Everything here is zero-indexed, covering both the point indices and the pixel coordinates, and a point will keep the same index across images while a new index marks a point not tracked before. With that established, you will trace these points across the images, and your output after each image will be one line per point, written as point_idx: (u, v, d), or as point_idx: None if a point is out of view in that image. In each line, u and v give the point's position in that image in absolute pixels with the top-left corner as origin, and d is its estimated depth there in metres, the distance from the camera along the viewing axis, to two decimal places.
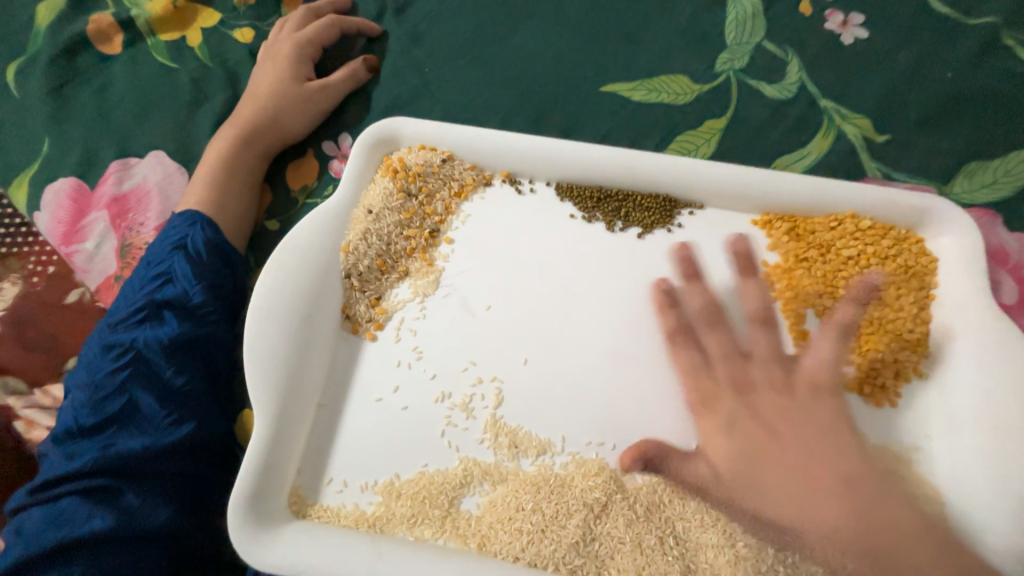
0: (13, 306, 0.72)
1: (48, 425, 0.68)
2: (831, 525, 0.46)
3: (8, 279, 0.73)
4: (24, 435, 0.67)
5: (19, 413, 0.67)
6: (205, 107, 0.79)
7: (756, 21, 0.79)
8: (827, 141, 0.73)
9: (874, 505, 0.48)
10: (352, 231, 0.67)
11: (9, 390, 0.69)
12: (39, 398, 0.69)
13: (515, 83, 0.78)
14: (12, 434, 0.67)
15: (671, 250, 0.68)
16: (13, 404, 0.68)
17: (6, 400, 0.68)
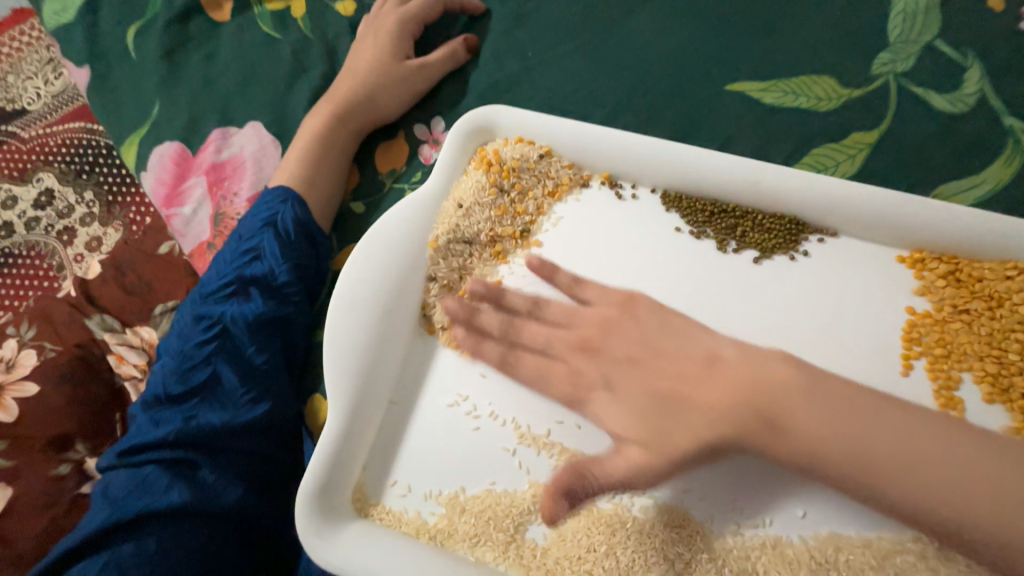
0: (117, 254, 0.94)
1: (134, 362, 0.83)
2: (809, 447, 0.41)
3: (115, 225, 0.99)
4: (115, 367, 0.82)
5: (113, 349, 0.83)
6: (303, 80, 0.78)
7: (929, 14, 0.66)
8: (1008, 169, 0.60)
9: (863, 428, 0.41)
10: (439, 225, 0.63)
11: (107, 327, 0.86)
12: (130, 338, 0.85)
13: (626, 75, 0.70)
14: (106, 365, 0.82)
15: (792, 282, 0.59)
16: (110, 339, 0.85)
17: (105, 334, 0.85)
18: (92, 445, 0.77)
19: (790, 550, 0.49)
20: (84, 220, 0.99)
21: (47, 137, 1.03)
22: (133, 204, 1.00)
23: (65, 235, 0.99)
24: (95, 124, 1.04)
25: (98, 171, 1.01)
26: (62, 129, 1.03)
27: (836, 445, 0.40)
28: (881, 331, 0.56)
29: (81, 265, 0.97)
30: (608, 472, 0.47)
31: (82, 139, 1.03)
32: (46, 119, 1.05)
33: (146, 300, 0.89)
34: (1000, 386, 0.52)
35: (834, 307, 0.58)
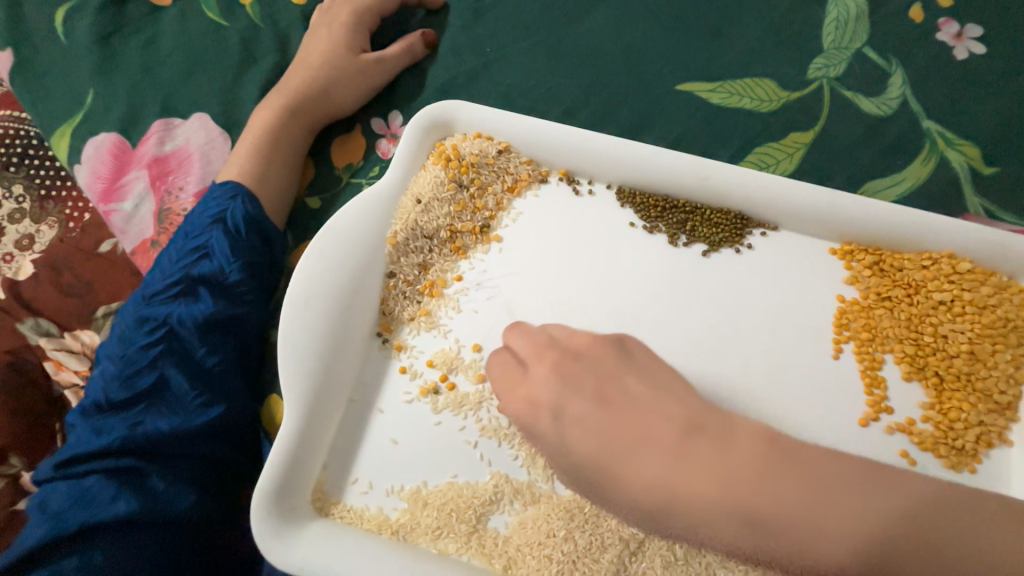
0: (53, 253, 0.87)
1: (74, 368, 0.79)
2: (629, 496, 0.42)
3: (50, 222, 0.90)
4: (53, 375, 0.78)
5: (50, 355, 0.78)
6: (254, 70, 0.75)
7: (859, 23, 0.71)
8: (925, 168, 0.65)
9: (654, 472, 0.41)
10: (397, 221, 0.63)
11: (44, 331, 0.80)
12: (68, 342, 0.80)
13: (582, 72, 0.72)
14: (43, 372, 0.78)
15: (736, 273, 0.63)
16: (46, 344, 0.80)
17: (40, 340, 0.80)
18: (28, 459, 0.73)
19: None
20: (13, 216, 0.90)
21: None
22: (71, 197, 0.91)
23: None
24: (22, 112, 0.96)
25: (28, 163, 0.93)
26: None
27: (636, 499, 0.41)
28: (816, 318, 0.61)
29: (10, 265, 0.88)
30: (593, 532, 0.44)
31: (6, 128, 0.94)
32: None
33: (85, 301, 0.83)
34: (916, 365, 0.58)
35: (774, 296, 0.62)
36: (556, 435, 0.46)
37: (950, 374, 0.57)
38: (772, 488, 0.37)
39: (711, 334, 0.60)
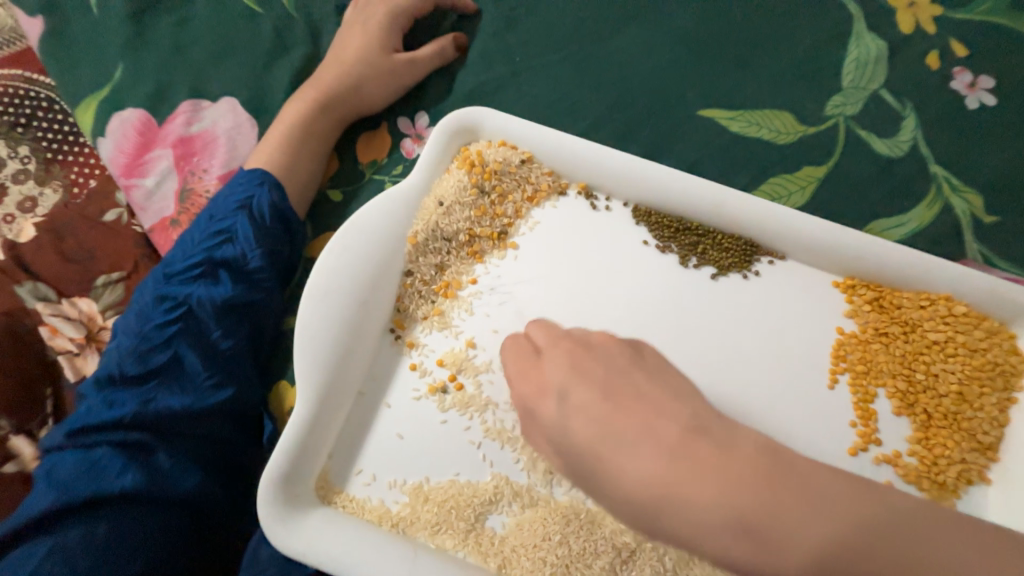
0: (59, 216, 0.87)
1: (68, 335, 0.79)
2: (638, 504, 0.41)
3: (53, 185, 0.89)
4: (48, 339, 0.79)
5: (45, 320, 0.79)
6: (285, 59, 0.76)
7: (877, 65, 0.73)
8: (929, 211, 0.68)
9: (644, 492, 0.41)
10: (417, 221, 0.64)
11: (41, 295, 0.81)
12: (65, 309, 0.80)
13: (607, 90, 0.74)
14: (37, 336, 0.78)
15: (742, 299, 0.65)
16: (42, 308, 0.80)
17: (37, 304, 0.80)
18: (14, 422, 0.74)
19: None
20: (18, 176, 0.90)
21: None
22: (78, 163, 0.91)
23: None
24: (33, 74, 0.96)
25: (35, 125, 0.93)
26: None
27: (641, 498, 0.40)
28: (813, 348, 0.63)
29: (10, 226, 0.87)
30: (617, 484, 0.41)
31: (17, 88, 0.94)
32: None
33: (86, 269, 0.83)
34: (907, 401, 0.60)
35: (776, 325, 0.64)
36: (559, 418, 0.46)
37: (938, 412, 0.59)
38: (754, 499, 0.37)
39: (710, 356, 0.62)
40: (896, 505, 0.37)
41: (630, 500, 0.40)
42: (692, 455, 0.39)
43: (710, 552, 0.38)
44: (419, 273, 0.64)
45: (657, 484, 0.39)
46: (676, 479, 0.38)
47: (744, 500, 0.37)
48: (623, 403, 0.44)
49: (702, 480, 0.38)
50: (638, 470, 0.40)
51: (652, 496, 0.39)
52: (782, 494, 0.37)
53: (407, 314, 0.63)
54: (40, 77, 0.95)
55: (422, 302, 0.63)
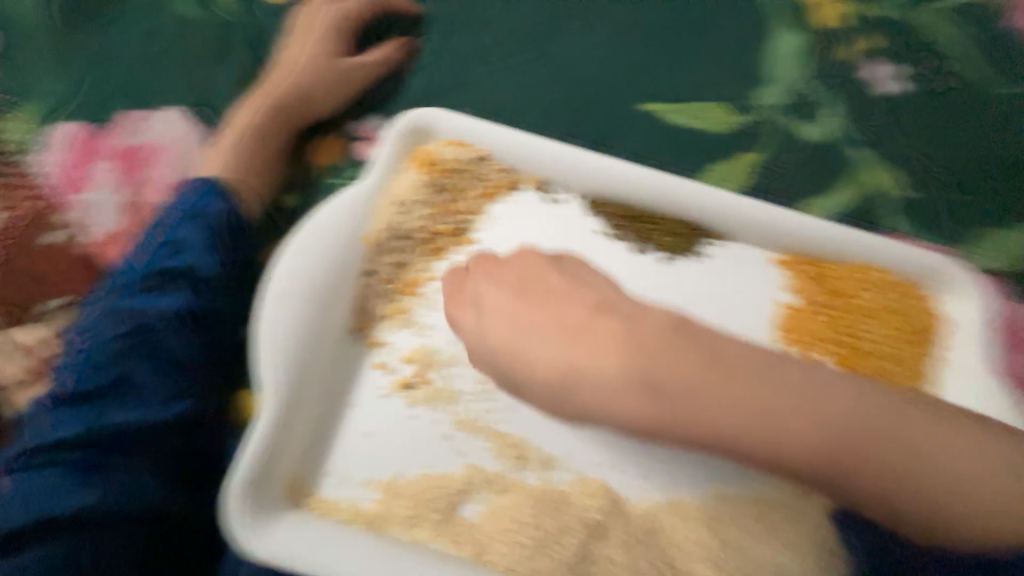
0: None
1: None
2: (548, 372, 0.57)
3: None
4: None
5: None
6: (231, 66, 0.75)
7: (803, 56, 0.79)
8: (858, 190, 0.73)
9: (581, 363, 0.56)
10: (376, 221, 0.65)
11: None
12: None
13: (556, 88, 0.77)
14: None
15: (693, 279, 0.69)
16: None
17: None
18: None
19: (686, 507, 0.58)
20: None
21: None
22: None
23: None
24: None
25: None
26: None
27: (544, 363, 0.58)
28: (760, 322, 0.67)
29: None
30: (532, 369, 0.58)
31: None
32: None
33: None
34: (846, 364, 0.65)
35: (724, 301, 0.68)
36: (475, 330, 0.61)
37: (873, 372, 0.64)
38: (644, 364, 0.54)
39: None
40: (818, 396, 0.51)
41: (546, 386, 0.58)
42: (604, 345, 0.56)
43: (627, 412, 0.54)
44: (381, 273, 0.64)
45: (541, 364, 0.58)
46: (581, 361, 0.56)
47: (641, 368, 0.54)
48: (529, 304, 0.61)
49: (603, 360, 0.55)
50: (547, 358, 0.58)
51: (556, 373, 0.57)
52: (728, 386, 0.52)
53: (370, 314, 0.63)
54: None
55: (385, 302, 0.64)
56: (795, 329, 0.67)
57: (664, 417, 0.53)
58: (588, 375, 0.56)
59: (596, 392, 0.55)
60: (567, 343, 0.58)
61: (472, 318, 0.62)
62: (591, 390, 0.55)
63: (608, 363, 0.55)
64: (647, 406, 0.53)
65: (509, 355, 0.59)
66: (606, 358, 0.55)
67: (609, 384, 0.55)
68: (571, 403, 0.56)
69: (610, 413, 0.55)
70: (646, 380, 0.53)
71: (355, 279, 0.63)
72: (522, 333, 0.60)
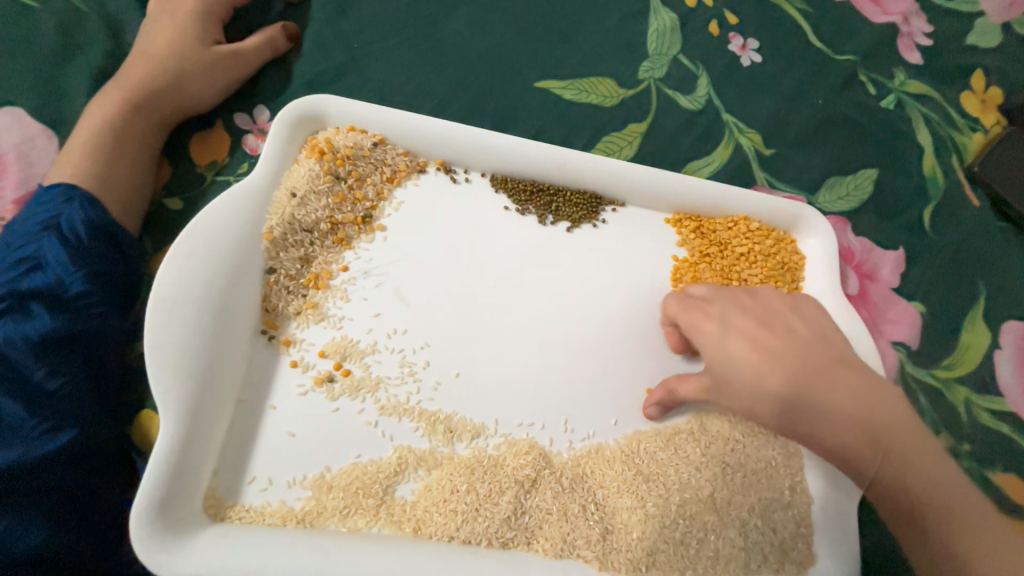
0: None
1: None
2: (750, 398, 0.59)
3: None
4: None
5: None
6: (79, 59, 0.67)
7: (673, 33, 0.87)
8: (727, 150, 0.83)
9: (828, 406, 0.56)
10: (271, 215, 0.61)
11: None
12: None
13: (448, 68, 0.77)
14: None
15: (594, 245, 0.74)
16: None
17: None
18: None
19: (608, 450, 0.64)
20: None
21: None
22: None
23: None
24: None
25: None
26: None
27: (815, 407, 0.56)
28: (656, 277, 0.74)
29: None
30: (828, 408, 0.56)
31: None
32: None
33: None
34: None
35: (624, 261, 0.74)
36: (718, 337, 0.61)
37: None
38: (880, 409, 0.55)
39: (579, 297, 0.70)
40: (888, 420, 0.55)
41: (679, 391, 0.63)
42: (822, 372, 0.57)
43: (838, 444, 0.56)
44: (285, 269, 0.62)
45: (709, 381, 0.61)
46: (752, 369, 0.59)
47: (822, 402, 0.56)
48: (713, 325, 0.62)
49: (839, 393, 0.56)
50: (741, 374, 0.59)
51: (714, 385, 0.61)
52: (785, 370, 0.58)
53: (278, 312, 0.61)
54: None
55: (291, 299, 0.61)
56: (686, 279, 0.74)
57: (868, 455, 0.55)
58: (826, 415, 0.56)
59: (845, 424, 0.55)
60: (777, 370, 0.58)
61: (715, 328, 0.63)
62: (823, 422, 0.56)
63: (823, 390, 0.56)
64: (866, 444, 0.55)
65: (746, 390, 0.59)
66: (840, 381, 0.57)
67: (851, 418, 0.55)
68: (814, 415, 0.56)
69: (757, 398, 0.59)
70: (870, 426, 0.55)
71: (257, 277, 0.60)
72: (798, 355, 0.58)
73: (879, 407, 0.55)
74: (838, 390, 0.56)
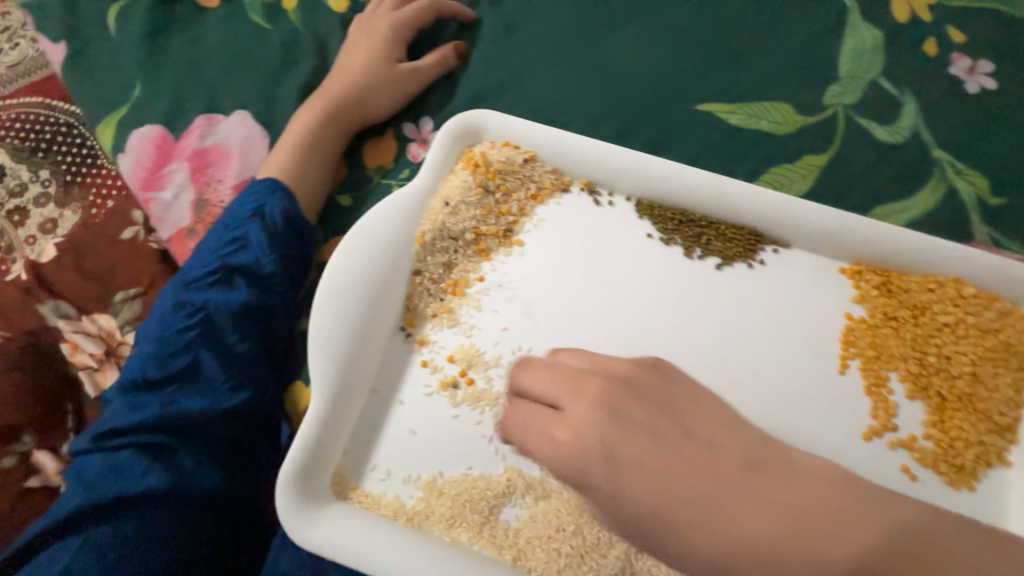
0: (74, 237, 0.94)
1: (87, 351, 0.86)
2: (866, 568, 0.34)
3: (73, 206, 0.96)
4: (70, 355, 0.86)
5: (67, 337, 0.86)
6: (293, 73, 0.79)
7: (874, 53, 0.74)
8: (934, 195, 0.68)
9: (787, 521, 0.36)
10: (425, 221, 0.65)
11: (64, 314, 0.88)
12: (86, 326, 0.87)
13: (606, 88, 0.76)
14: (61, 352, 0.86)
15: (746, 288, 0.66)
16: (65, 326, 0.87)
17: (60, 322, 0.87)
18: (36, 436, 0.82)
19: None
20: (40, 199, 0.98)
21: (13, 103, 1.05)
22: (96, 183, 0.98)
23: (15, 215, 0.98)
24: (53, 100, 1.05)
25: (54, 148, 1.01)
26: (19, 102, 1.05)
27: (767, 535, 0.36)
28: (820, 335, 0.63)
29: (33, 247, 0.95)
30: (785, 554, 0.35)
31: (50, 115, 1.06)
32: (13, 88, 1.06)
33: (107, 287, 0.90)
34: (920, 384, 0.60)
35: (781, 311, 0.64)
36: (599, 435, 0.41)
37: (952, 394, 0.59)
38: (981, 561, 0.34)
39: (719, 345, 0.64)
40: None
41: (627, 519, 0.39)
42: (829, 502, 0.37)
43: None
44: (431, 272, 0.65)
45: (649, 496, 0.38)
46: (682, 486, 0.38)
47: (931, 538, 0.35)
48: (618, 409, 0.42)
49: (780, 504, 0.37)
50: (638, 492, 0.39)
51: (645, 509, 0.38)
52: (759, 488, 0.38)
53: (417, 311, 0.64)
54: (59, 103, 1.04)
55: (430, 303, 0.64)
56: (861, 342, 0.62)
57: None
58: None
59: None
60: (710, 475, 0.38)
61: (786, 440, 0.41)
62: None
63: (767, 489, 0.37)
64: None
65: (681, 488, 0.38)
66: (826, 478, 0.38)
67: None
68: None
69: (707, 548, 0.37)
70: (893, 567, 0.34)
71: (405, 276, 0.64)
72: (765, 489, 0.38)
73: (912, 519, 0.36)
74: (783, 499, 0.37)
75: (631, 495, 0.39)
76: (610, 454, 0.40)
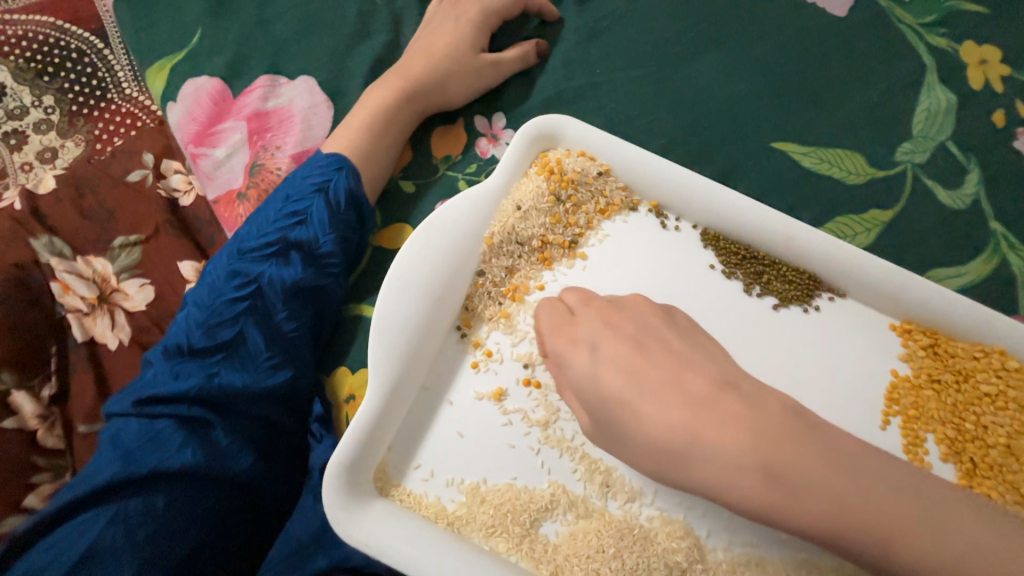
0: (77, 171, 0.85)
1: (79, 294, 0.77)
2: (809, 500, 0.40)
3: (77, 139, 0.99)
4: (58, 297, 0.76)
5: (58, 277, 0.76)
6: (365, 44, 0.75)
7: (948, 115, 0.73)
8: (986, 266, 0.69)
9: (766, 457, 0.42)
10: (495, 222, 0.65)
11: (55, 251, 0.78)
12: (80, 268, 0.78)
13: (684, 111, 0.75)
14: (48, 292, 0.76)
15: (803, 332, 0.66)
16: (56, 265, 0.78)
17: (51, 259, 0.77)
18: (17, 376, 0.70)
19: (771, 568, 0.53)
20: (40, 125, 1.00)
21: (54, 32, 1.02)
22: (104, 121, 0.99)
23: (13, 138, 1.00)
24: (64, 22, 1.03)
25: (81, 82, 1.01)
26: (27, 19, 1.02)
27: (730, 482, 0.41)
28: (868, 388, 0.64)
29: (28, 174, 0.98)
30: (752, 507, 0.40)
31: (86, 48, 1.02)
32: (52, 15, 1.02)
33: (104, 228, 0.81)
34: (954, 448, 0.61)
35: (835, 361, 0.65)
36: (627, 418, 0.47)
37: (984, 462, 0.60)
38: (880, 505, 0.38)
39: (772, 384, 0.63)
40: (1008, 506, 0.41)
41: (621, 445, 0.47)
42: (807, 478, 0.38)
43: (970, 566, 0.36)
44: (494, 277, 0.65)
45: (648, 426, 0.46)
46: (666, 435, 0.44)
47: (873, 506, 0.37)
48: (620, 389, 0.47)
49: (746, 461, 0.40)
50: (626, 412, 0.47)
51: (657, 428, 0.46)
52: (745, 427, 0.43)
53: (475, 312, 0.64)
54: (73, 27, 1.02)
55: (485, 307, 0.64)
56: (904, 398, 0.63)
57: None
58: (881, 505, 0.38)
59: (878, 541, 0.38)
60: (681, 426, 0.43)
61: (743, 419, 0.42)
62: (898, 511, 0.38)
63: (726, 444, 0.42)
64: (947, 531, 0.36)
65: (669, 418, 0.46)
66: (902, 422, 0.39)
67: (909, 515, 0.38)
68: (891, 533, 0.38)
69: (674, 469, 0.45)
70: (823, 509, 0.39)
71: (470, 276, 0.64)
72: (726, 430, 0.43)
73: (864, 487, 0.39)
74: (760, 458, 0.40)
75: (648, 417, 0.46)
76: (622, 399, 0.48)
